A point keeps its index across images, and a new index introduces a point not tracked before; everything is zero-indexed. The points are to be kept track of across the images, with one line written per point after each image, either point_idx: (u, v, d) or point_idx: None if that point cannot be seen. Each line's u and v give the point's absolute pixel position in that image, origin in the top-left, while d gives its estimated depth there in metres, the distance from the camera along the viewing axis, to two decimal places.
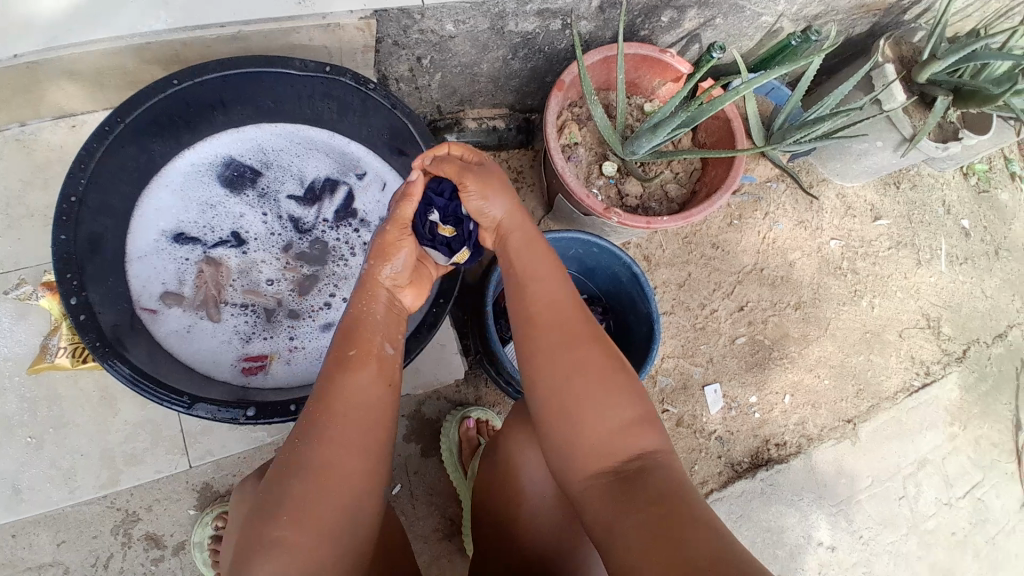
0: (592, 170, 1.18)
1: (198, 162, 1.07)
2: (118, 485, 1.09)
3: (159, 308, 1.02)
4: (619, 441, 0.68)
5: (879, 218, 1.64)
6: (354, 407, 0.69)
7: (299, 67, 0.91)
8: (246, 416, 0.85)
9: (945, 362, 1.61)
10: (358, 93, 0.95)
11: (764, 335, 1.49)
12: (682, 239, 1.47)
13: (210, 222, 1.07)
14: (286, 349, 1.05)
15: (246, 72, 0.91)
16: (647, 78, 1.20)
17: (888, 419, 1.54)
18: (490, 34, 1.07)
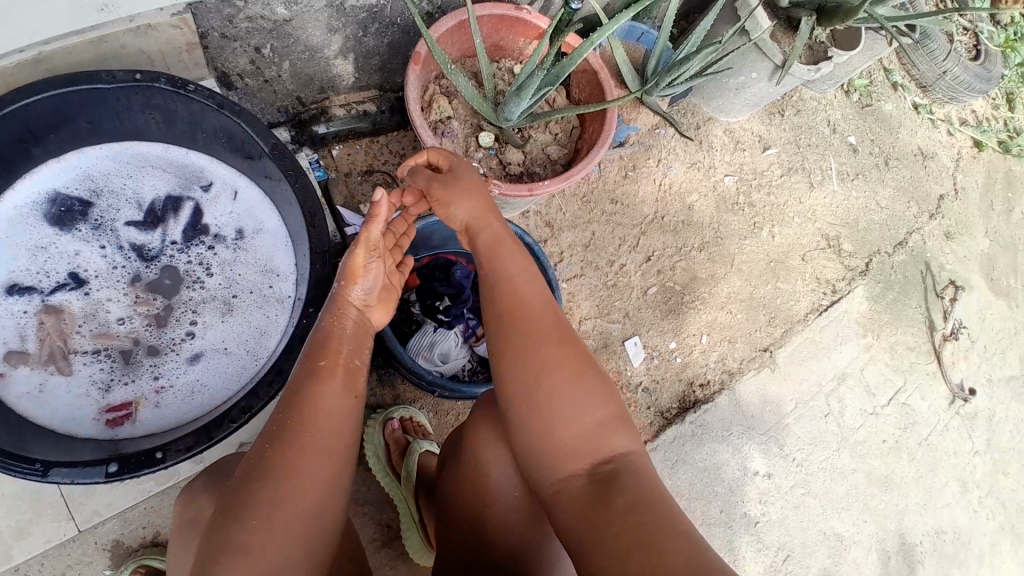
0: (470, 143, 1.12)
1: (19, 202, 0.94)
2: (13, 559, 0.99)
3: (5, 371, 0.92)
4: (593, 443, 0.72)
5: (767, 148, 1.68)
6: (329, 422, 0.71)
7: (108, 80, 0.82)
8: (108, 474, 0.80)
9: (850, 278, 1.68)
10: (179, 98, 0.88)
11: (674, 281, 1.50)
12: (581, 199, 1.45)
13: (42, 266, 0.96)
14: (151, 390, 0.96)
15: (49, 99, 0.82)
16: (510, 39, 1.15)
17: (803, 341, 1.60)
18: (329, 12, 0.99)
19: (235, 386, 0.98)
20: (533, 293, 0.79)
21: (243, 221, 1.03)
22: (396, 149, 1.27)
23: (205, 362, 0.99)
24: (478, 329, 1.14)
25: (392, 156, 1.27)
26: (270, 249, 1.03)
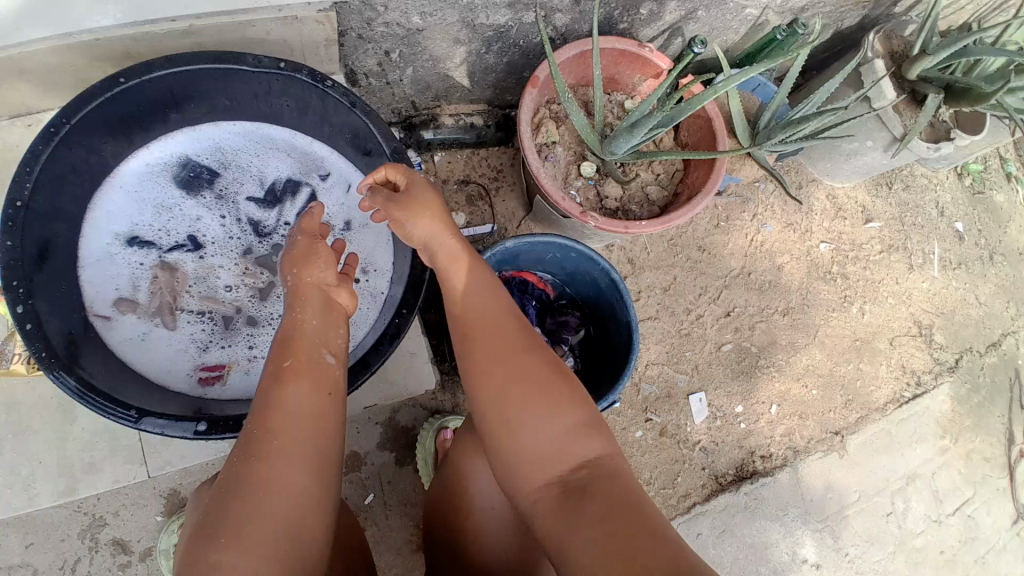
0: (571, 170, 1.13)
1: (153, 162, 0.96)
2: (76, 494, 1.00)
3: (113, 315, 0.92)
4: (566, 452, 0.69)
5: (870, 221, 1.59)
6: (298, 426, 0.69)
7: (252, 63, 0.82)
8: (197, 431, 0.77)
9: (936, 372, 1.56)
10: (315, 91, 0.87)
11: (751, 342, 1.43)
12: (668, 241, 1.41)
13: (165, 224, 0.97)
14: (245, 358, 0.96)
15: (204, 69, 0.82)
16: (627, 74, 1.15)
17: (877, 432, 1.50)
18: (460, 26, 1.02)
19: None
20: (502, 309, 0.78)
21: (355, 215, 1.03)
22: (494, 164, 1.31)
23: None
24: None
25: (490, 170, 1.30)
26: (373, 244, 1.03)
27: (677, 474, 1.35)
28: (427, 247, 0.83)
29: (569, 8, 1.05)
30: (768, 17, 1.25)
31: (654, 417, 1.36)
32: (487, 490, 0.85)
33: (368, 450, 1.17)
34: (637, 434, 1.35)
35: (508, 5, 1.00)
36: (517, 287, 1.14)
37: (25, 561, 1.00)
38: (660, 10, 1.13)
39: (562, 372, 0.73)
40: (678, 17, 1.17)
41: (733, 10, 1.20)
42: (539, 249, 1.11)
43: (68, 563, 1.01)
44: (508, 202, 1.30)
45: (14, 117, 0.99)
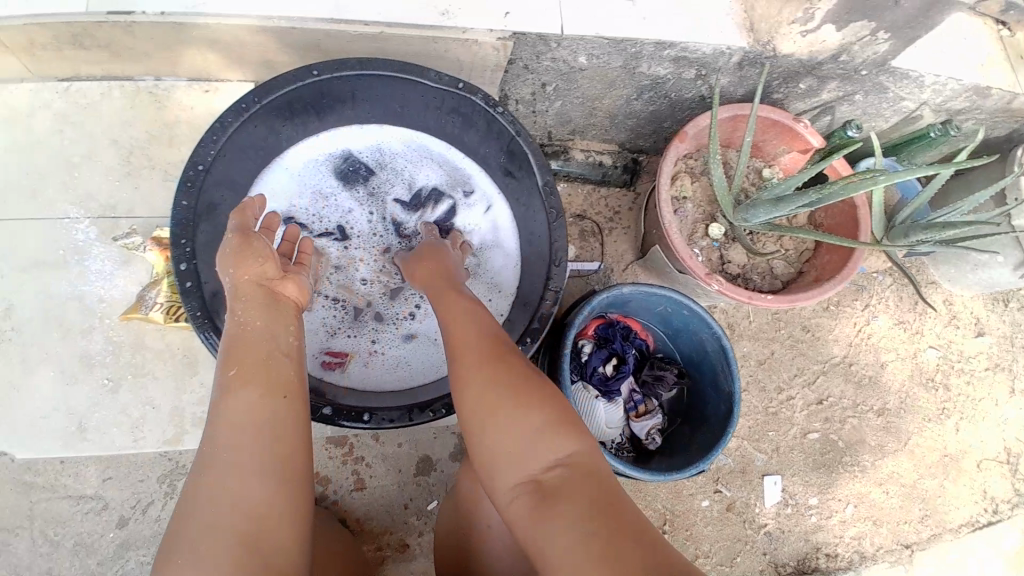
0: (697, 229, 1.12)
1: (318, 151, 0.99)
2: (181, 444, 1.04)
3: None
4: (532, 456, 0.64)
5: (981, 334, 1.48)
6: (249, 425, 0.66)
7: (433, 78, 0.88)
8: (320, 414, 0.86)
9: (1015, 502, 1.44)
10: (484, 115, 0.91)
11: (838, 435, 1.38)
12: (773, 314, 1.38)
13: (320, 213, 1.01)
14: (366, 350, 1.00)
15: (386, 78, 0.89)
16: (772, 143, 1.14)
17: (942, 553, 1.39)
18: (621, 72, 1.03)
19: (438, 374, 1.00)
20: (474, 323, 0.76)
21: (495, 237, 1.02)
22: (612, 206, 1.30)
23: (416, 343, 1.02)
24: (639, 405, 1.15)
25: (607, 210, 1.29)
26: (502, 264, 1.02)
27: (737, 554, 1.31)
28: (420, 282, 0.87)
29: (731, 70, 1.04)
30: (924, 112, 1.21)
31: (724, 490, 1.32)
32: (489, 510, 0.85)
33: (441, 458, 1.16)
34: (704, 503, 1.31)
35: (673, 59, 1.01)
36: (620, 330, 1.16)
37: (99, 495, 1.04)
38: (819, 87, 1.12)
39: (528, 372, 0.70)
40: (834, 97, 1.15)
41: (891, 100, 1.17)
42: (651, 301, 1.10)
43: (140, 503, 1.04)
44: (619, 244, 1.29)
45: (194, 81, 1.06)
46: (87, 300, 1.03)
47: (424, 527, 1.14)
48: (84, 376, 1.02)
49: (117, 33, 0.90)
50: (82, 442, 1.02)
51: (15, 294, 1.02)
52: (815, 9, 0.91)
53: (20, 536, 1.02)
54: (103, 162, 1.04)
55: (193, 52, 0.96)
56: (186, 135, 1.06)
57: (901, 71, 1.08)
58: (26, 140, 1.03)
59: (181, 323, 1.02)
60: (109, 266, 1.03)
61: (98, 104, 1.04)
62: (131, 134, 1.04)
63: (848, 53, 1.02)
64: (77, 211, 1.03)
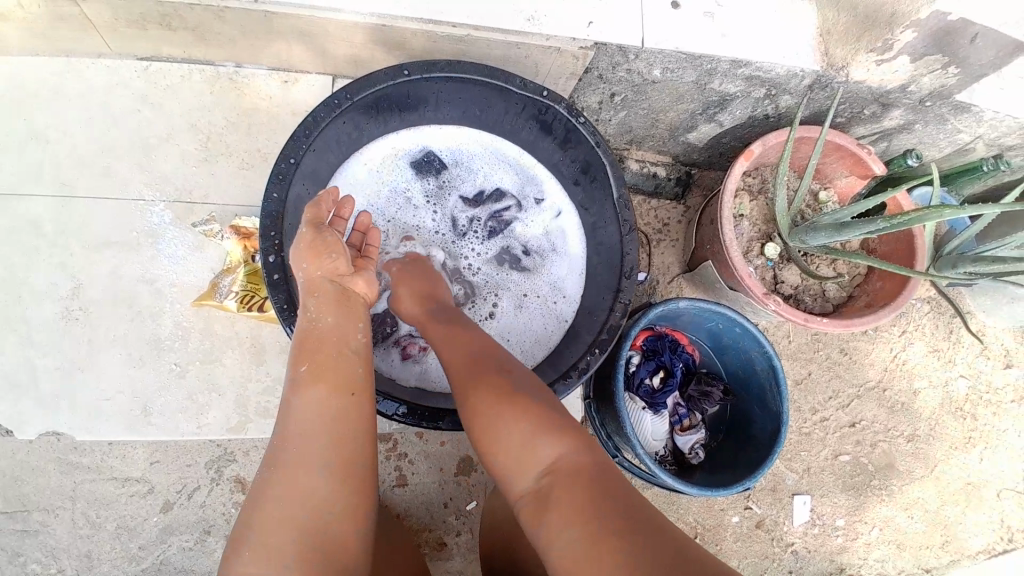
0: (753, 247, 1.14)
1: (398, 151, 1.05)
2: (246, 431, 1.05)
3: None
4: (537, 463, 0.69)
5: (1010, 367, 1.49)
6: (297, 430, 0.71)
7: (520, 85, 0.90)
8: (398, 414, 0.87)
9: None
10: (565, 123, 0.94)
11: (868, 459, 1.39)
12: (812, 335, 1.39)
13: (397, 205, 1.06)
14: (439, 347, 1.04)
15: (475, 81, 0.91)
16: (832, 166, 1.15)
17: None
18: (691, 87, 1.04)
19: None
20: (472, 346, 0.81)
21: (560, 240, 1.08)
22: (662, 217, 1.30)
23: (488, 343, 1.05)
24: (684, 419, 1.18)
25: (657, 221, 1.29)
26: (566, 272, 1.07)
27: (763, 570, 1.32)
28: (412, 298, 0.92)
29: (800, 93, 1.06)
30: (977, 146, 1.22)
31: (754, 507, 1.33)
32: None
33: None
34: (733, 518, 1.32)
35: (746, 78, 1.01)
36: (668, 343, 1.17)
37: (146, 477, 1.04)
38: (883, 115, 1.13)
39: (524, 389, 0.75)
40: (896, 125, 1.17)
41: (948, 131, 1.18)
42: (705, 316, 1.12)
43: (186, 488, 1.04)
44: (666, 256, 1.29)
45: (274, 70, 1.10)
46: (159, 283, 1.06)
47: (462, 527, 1.14)
48: (153, 359, 1.05)
49: (208, 17, 0.94)
50: (148, 426, 1.04)
51: (87, 272, 1.04)
52: (895, 40, 0.92)
53: (60, 517, 1.02)
54: (179, 146, 1.08)
55: (283, 42, 1.00)
56: (265, 123, 1.10)
57: (964, 106, 1.09)
58: (108, 120, 1.07)
59: (254, 312, 1.03)
60: (182, 250, 1.07)
61: (178, 86, 1.08)
62: (210, 120, 1.08)
63: (916, 83, 1.03)
64: (153, 194, 1.07)
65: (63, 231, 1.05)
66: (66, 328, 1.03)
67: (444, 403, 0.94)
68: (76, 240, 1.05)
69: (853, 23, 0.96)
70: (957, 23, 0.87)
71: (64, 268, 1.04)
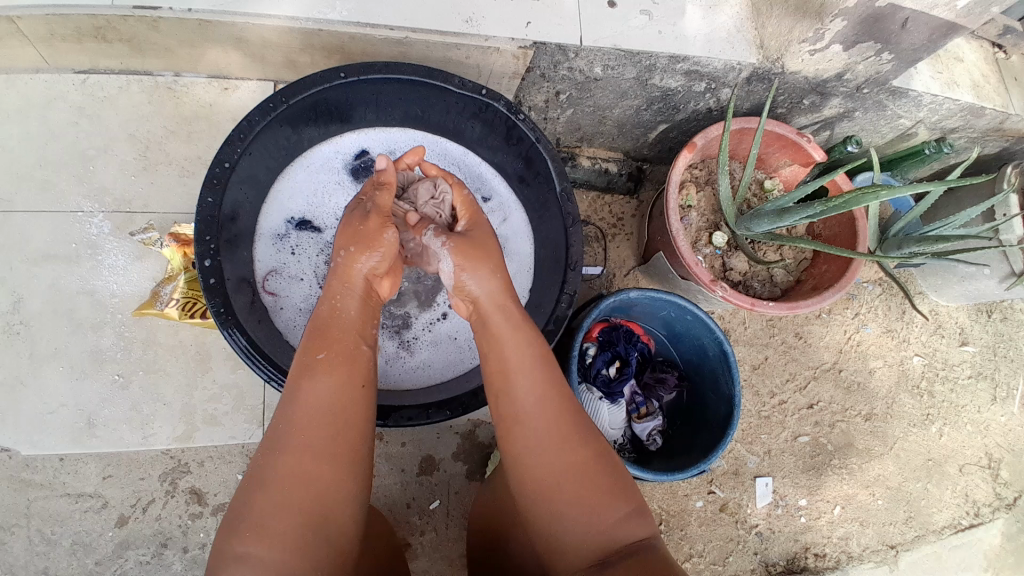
0: (701, 236, 1.17)
1: (336, 154, 1.05)
2: (192, 441, 1.07)
3: (278, 290, 0.99)
4: (612, 536, 0.68)
5: (966, 344, 1.53)
6: (310, 430, 0.67)
7: (458, 84, 0.95)
8: None
9: (994, 505, 1.48)
10: (506, 121, 0.99)
11: (827, 439, 1.43)
12: (767, 320, 1.44)
13: (333, 209, 1.04)
14: (390, 349, 1.05)
15: (415, 81, 0.95)
16: (774, 156, 1.18)
17: (928, 553, 1.43)
18: (633, 83, 1.06)
19: (455, 371, 1.05)
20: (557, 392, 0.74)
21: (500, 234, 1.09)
22: (616, 211, 1.33)
23: (436, 342, 1.07)
24: (641, 406, 1.21)
25: (611, 216, 1.32)
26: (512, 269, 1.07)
27: (728, 554, 1.35)
28: (475, 299, 0.80)
29: (741, 85, 1.08)
30: (920, 130, 1.26)
31: (717, 491, 1.36)
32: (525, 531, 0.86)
33: (444, 457, 1.18)
34: (698, 503, 1.35)
35: (685, 73, 1.04)
36: (623, 334, 1.19)
37: (100, 492, 1.04)
38: (821, 104, 1.16)
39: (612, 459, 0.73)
40: (835, 113, 1.20)
41: (888, 117, 1.21)
42: (657, 305, 1.15)
43: (141, 502, 1.05)
44: (621, 250, 1.31)
45: (213, 77, 1.12)
46: (98, 295, 1.06)
47: (426, 527, 1.16)
48: (93, 372, 1.05)
49: (142, 28, 0.95)
50: (91, 439, 1.04)
51: (26, 287, 1.05)
52: (826, 29, 0.94)
53: (17, 534, 1.02)
54: (118, 156, 1.09)
55: (217, 49, 1.01)
56: (205, 130, 1.12)
57: (900, 90, 1.12)
58: (46, 135, 1.08)
59: (196, 320, 1.03)
60: (122, 260, 1.08)
61: (115, 97, 1.09)
62: (149, 129, 1.10)
63: (851, 71, 1.06)
64: (91, 205, 1.08)
65: (0, 246, 1.05)
66: (10, 344, 1.04)
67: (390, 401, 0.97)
68: (16, 255, 1.05)
69: (785, 15, 0.98)
70: (885, 8, 0.89)
71: (7, 284, 1.05)
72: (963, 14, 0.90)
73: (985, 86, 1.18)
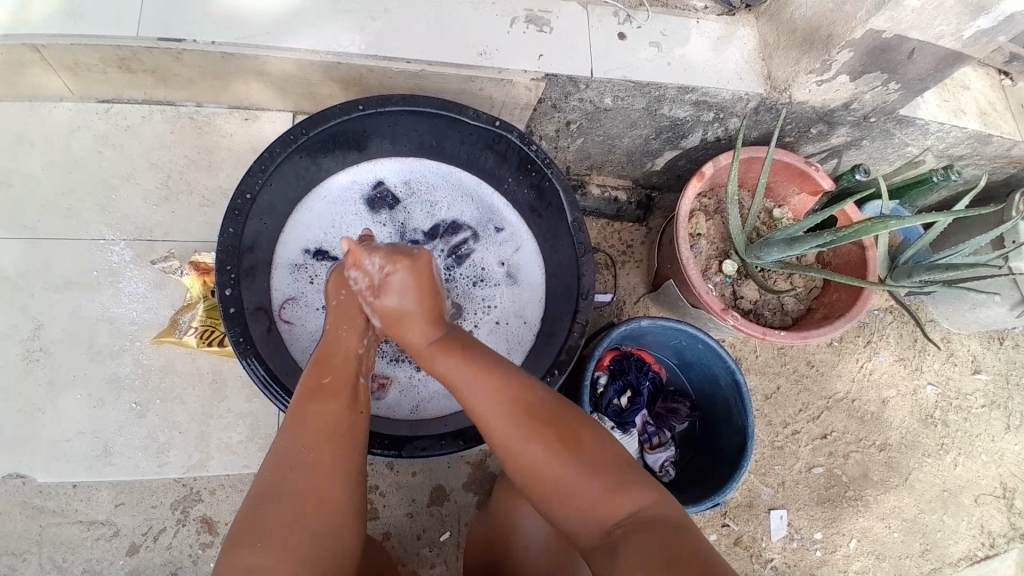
0: (711, 264, 1.18)
1: (352, 184, 1.07)
2: (205, 470, 1.05)
3: (293, 320, 1.01)
4: (610, 509, 0.67)
5: (978, 372, 1.51)
6: (284, 480, 0.63)
7: (472, 117, 0.97)
8: None
9: (1011, 537, 1.44)
10: (519, 153, 1.01)
11: (842, 470, 1.40)
12: (777, 349, 1.43)
13: (349, 239, 1.07)
14: (405, 376, 1.06)
15: (429, 112, 0.97)
16: (784, 184, 1.19)
17: None
18: (643, 113, 1.07)
19: (468, 401, 1.04)
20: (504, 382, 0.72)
21: (512, 262, 1.11)
22: (626, 239, 1.33)
23: None
24: (653, 437, 1.19)
25: (621, 244, 1.32)
26: (525, 297, 1.10)
27: None
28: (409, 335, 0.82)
29: (748, 115, 1.10)
30: (927, 158, 1.27)
31: (731, 523, 1.33)
32: (532, 520, 0.87)
33: (455, 488, 1.16)
34: (711, 536, 1.32)
35: (694, 103, 1.05)
36: (634, 362, 1.20)
37: (109, 520, 1.02)
38: (830, 133, 1.17)
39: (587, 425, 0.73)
40: (843, 142, 1.21)
41: (896, 145, 1.22)
42: (667, 334, 1.14)
43: (151, 530, 1.03)
44: (631, 277, 1.31)
45: (234, 108, 1.14)
46: (119, 322, 1.06)
47: (435, 560, 1.13)
48: (112, 399, 1.04)
49: (167, 59, 0.97)
50: (107, 467, 1.03)
51: (47, 313, 1.05)
52: (834, 61, 0.95)
53: (28, 562, 1.00)
54: (140, 185, 1.10)
55: (241, 82, 1.04)
56: (225, 160, 1.13)
57: (907, 119, 1.13)
58: (71, 163, 1.09)
59: (214, 348, 1.04)
60: (142, 287, 1.08)
61: (138, 126, 1.11)
62: (169, 158, 1.11)
63: (859, 101, 1.08)
64: (114, 233, 1.08)
65: (23, 274, 1.06)
66: (27, 370, 1.03)
67: (405, 431, 0.96)
68: (37, 282, 1.06)
69: (792, 47, 1.00)
70: (892, 39, 0.91)
71: (25, 310, 1.05)
72: (969, 44, 0.91)
73: (991, 114, 1.19)
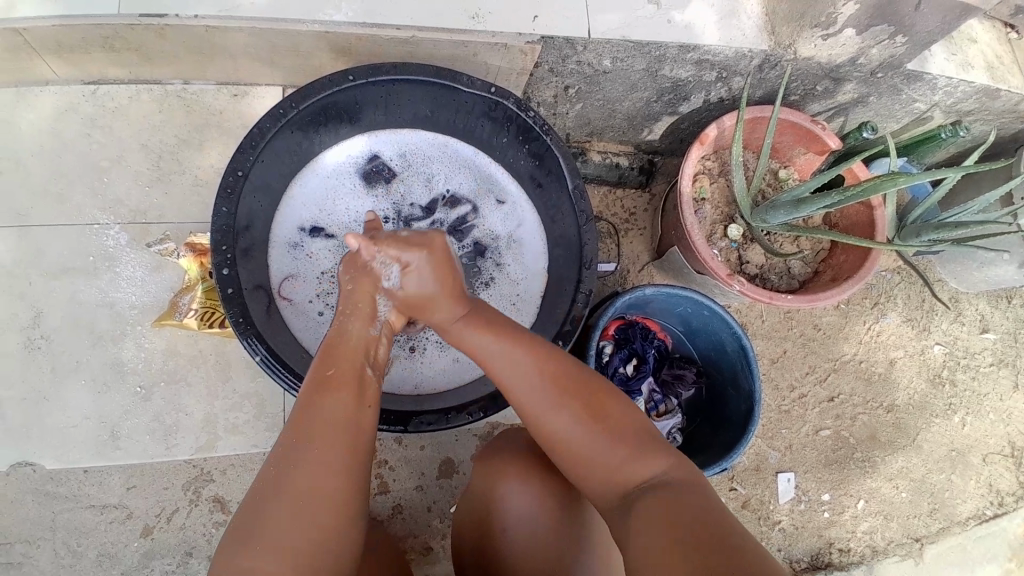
0: (716, 230, 1.16)
1: (346, 160, 1.06)
2: (215, 449, 1.06)
3: (292, 297, 1.00)
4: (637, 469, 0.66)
5: (986, 331, 1.50)
6: (292, 473, 0.61)
7: (467, 83, 0.94)
8: None
9: (1020, 495, 1.44)
10: (516, 120, 0.98)
11: (849, 433, 1.40)
12: (784, 314, 1.42)
13: (344, 214, 1.05)
14: (406, 354, 1.05)
15: (423, 81, 0.94)
16: (789, 145, 1.16)
17: (955, 544, 1.40)
18: (643, 75, 1.04)
19: (471, 375, 1.04)
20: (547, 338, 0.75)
21: (513, 233, 1.10)
22: (628, 206, 1.31)
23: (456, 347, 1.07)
24: (660, 404, 1.20)
25: (623, 211, 1.30)
26: (526, 268, 1.09)
27: None
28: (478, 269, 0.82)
29: (752, 73, 1.06)
30: (935, 114, 1.23)
31: (739, 487, 1.34)
32: (517, 499, 0.80)
33: (462, 460, 1.16)
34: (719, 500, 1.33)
35: (696, 63, 1.02)
36: (639, 331, 1.20)
37: (124, 504, 1.03)
38: (836, 90, 1.14)
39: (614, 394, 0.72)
40: (850, 99, 1.18)
41: (903, 102, 1.19)
42: (672, 301, 1.13)
43: (165, 512, 1.04)
44: (634, 245, 1.29)
45: (222, 84, 1.11)
46: (119, 306, 1.06)
47: (446, 530, 1.14)
48: (117, 383, 1.05)
49: (149, 36, 0.94)
50: (117, 451, 1.03)
51: (45, 300, 1.04)
52: (839, 13, 0.92)
53: (42, 547, 1.01)
54: (131, 166, 1.09)
55: (227, 57, 1.01)
56: (216, 138, 1.11)
57: (915, 74, 1.10)
58: (62, 148, 1.07)
59: (216, 328, 1.04)
60: (140, 272, 1.07)
61: (126, 107, 1.09)
62: (160, 139, 1.09)
63: (865, 56, 1.04)
64: (107, 217, 1.07)
65: (19, 261, 1.05)
66: (29, 358, 1.03)
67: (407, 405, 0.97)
68: (34, 269, 1.05)
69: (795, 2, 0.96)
70: None
71: (24, 299, 1.04)
72: None
73: (999, 67, 1.15)
